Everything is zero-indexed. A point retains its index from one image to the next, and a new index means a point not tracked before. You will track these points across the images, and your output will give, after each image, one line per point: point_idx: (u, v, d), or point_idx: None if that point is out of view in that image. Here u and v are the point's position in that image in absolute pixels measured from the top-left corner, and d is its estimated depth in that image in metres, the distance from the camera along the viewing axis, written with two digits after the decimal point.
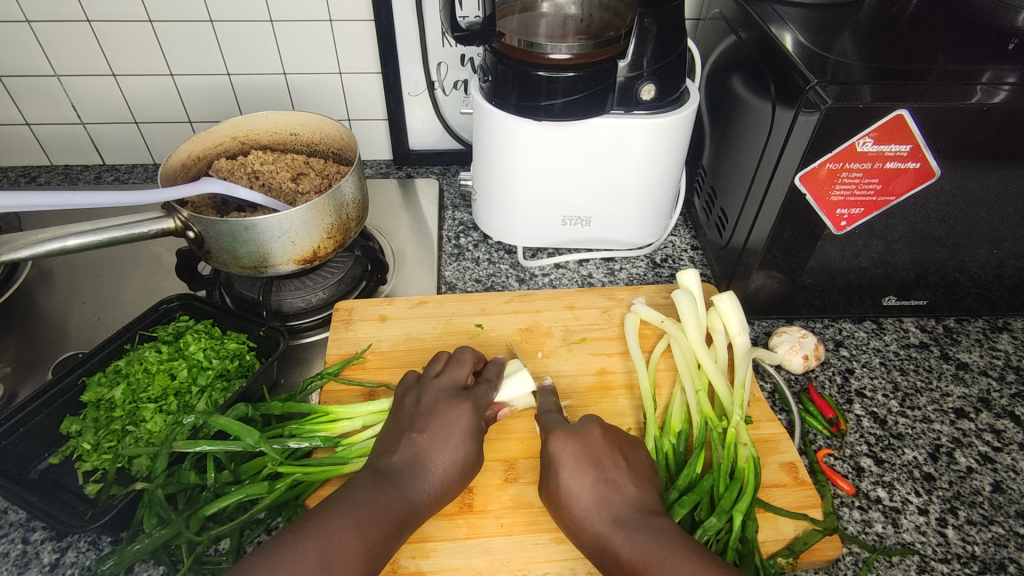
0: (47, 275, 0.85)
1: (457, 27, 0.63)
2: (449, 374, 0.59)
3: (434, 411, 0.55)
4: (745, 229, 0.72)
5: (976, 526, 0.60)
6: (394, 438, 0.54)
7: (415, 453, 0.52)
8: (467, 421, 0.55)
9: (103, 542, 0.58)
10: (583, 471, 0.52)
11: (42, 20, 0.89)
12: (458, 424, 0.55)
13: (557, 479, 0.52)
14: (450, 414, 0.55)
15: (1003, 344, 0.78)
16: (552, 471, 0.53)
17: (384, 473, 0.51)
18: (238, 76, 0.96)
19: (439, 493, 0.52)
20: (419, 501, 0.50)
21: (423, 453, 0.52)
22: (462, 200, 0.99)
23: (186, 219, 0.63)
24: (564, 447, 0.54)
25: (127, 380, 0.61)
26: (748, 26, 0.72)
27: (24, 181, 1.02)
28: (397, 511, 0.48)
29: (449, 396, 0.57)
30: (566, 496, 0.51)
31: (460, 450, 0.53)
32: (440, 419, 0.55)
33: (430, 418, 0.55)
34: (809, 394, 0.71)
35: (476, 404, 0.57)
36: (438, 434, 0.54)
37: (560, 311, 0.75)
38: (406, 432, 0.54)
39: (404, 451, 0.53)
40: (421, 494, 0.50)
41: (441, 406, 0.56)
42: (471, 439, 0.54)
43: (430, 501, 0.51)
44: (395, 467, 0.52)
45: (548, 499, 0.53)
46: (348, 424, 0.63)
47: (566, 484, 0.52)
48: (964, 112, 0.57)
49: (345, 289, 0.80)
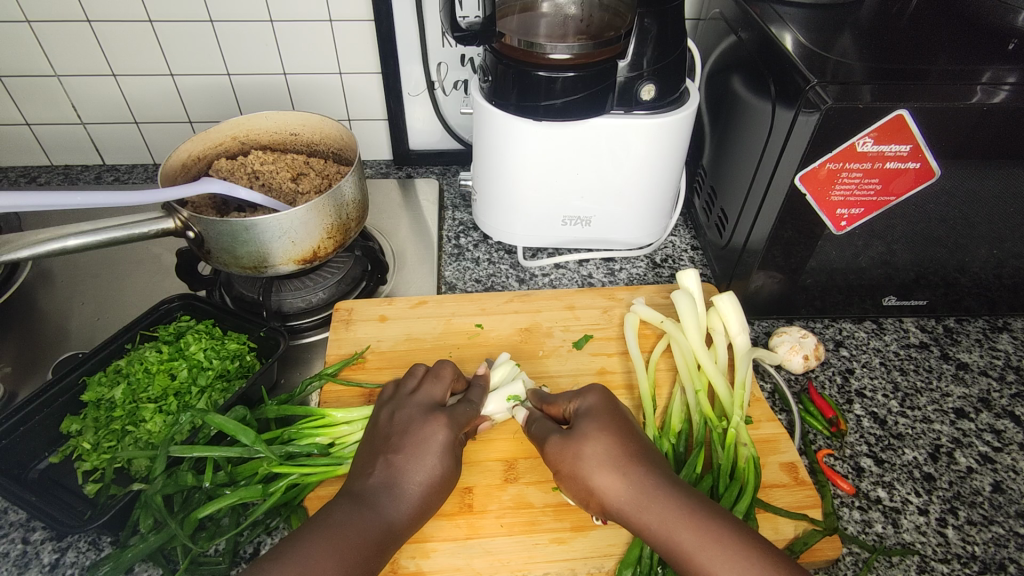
0: (47, 275, 0.84)
1: (457, 27, 0.63)
2: (425, 391, 0.59)
3: (408, 430, 0.55)
4: (745, 230, 0.72)
5: (976, 526, 0.60)
6: (371, 458, 0.54)
7: (391, 474, 0.52)
8: (443, 438, 0.54)
9: (103, 541, 0.58)
10: (615, 428, 0.54)
11: (42, 20, 0.89)
12: (433, 439, 0.54)
13: (603, 479, 0.50)
14: (424, 432, 0.54)
15: (1003, 344, 0.78)
16: (596, 472, 0.51)
17: (360, 496, 0.51)
18: (239, 76, 0.96)
19: (417, 511, 0.51)
20: (398, 519, 0.50)
21: (398, 472, 0.52)
22: (462, 200, 0.99)
23: (185, 219, 0.63)
24: (594, 407, 0.56)
25: (128, 380, 0.61)
26: (748, 26, 0.72)
27: (24, 180, 1.02)
28: (373, 533, 0.48)
29: (425, 413, 0.56)
30: (597, 452, 0.51)
31: (436, 467, 0.53)
32: (414, 438, 0.54)
33: (403, 439, 0.54)
34: (809, 394, 0.71)
35: (453, 419, 0.56)
36: (412, 452, 0.53)
37: (560, 311, 0.75)
38: (381, 451, 0.54)
39: (379, 473, 0.52)
40: (401, 513, 0.50)
41: (416, 422, 0.55)
42: (447, 455, 0.54)
43: (409, 521, 0.51)
44: (370, 488, 0.51)
45: (558, 453, 0.53)
46: (347, 427, 0.64)
47: (598, 434, 0.53)
48: (964, 112, 0.57)
49: (345, 289, 0.80)
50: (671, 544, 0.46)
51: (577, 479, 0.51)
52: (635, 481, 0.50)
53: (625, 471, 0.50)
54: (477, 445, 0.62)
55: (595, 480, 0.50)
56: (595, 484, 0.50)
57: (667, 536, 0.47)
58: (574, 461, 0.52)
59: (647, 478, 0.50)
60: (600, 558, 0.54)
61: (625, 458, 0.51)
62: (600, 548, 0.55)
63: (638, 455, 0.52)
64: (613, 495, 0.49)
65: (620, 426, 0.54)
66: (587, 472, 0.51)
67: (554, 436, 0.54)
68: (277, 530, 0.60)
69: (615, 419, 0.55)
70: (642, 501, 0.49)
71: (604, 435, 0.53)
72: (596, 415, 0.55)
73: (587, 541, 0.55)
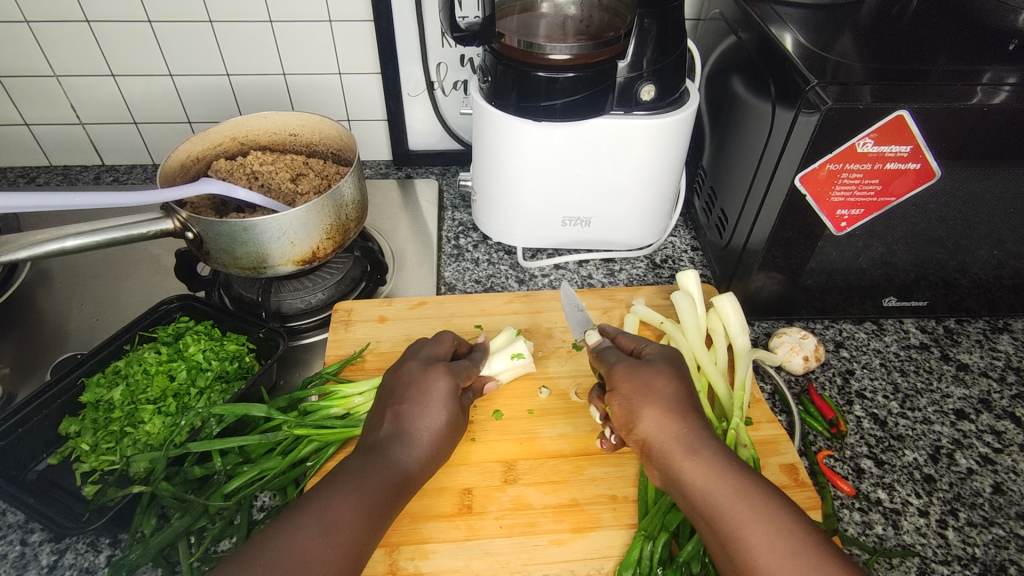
0: (46, 276, 0.84)
1: (456, 28, 0.62)
2: (427, 348, 0.61)
3: (411, 384, 0.56)
4: (745, 230, 0.72)
5: (976, 528, 0.60)
6: (379, 413, 0.55)
7: (398, 424, 0.54)
8: (444, 386, 0.56)
9: (102, 543, 0.58)
10: (684, 376, 0.55)
11: (41, 20, 0.88)
12: (434, 389, 0.56)
13: (654, 412, 0.52)
14: (428, 384, 0.56)
15: (1004, 344, 0.78)
16: (652, 405, 0.52)
17: (372, 446, 0.52)
18: (238, 76, 0.96)
19: (428, 457, 0.53)
20: (410, 465, 0.52)
21: (406, 422, 0.54)
22: (462, 201, 0.99)
23: (184, 219, 0.63)
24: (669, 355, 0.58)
25: (127, 381, 0.61)
26: (748, 26, 0.71)
27: (24, 181, 1.02)
28: (389, 476, 0.50)
29: (424, 366, 0.58)
30: (661, 391, 0.53)
31: (441, 414, 0.55)
32: (418, 390, 0.56)
33: (408, 391, 0.56)
34: (809, 394, 0.70)
35: (451, 370, 0.58)
36: (418, 402, 0.55)
37: (560, 312, 0.75)
38: (387, 405, 0.56)
39: (388, 425, 0.54)
40: (413, 459, 0.52)
41: (417, 375, 0.57)
42: (450, 403, 0.56)
43: (421, 465, 0.53)
44: (381, 439, 0.53)
45: (626, 378, 0.55)
46: (359, 398, 0.64)
47: (669, 376, 0.54)
48: (964, 113, 0.56)
49: (345, 289, 0.80)
50: (705, 485, 0.47)
51: (631, 404, 0.53)
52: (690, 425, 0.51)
53: (684, 415, 0.51)
54: (477, 445, 0.62)
55: (646, 411, 0.52)
56: (650, 415, 0.52)
57: (703, 479, 0.48)
58: (636, 389, 0.54)
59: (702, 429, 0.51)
60: (600, 560, 0.54)
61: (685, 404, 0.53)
62: (600, 550, 0.55)
63: (698, 407, 0.53)
64: (661, 431, 0.51)
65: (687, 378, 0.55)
66: (645, 401, 0.52)
67: (622, 362, 0.57)
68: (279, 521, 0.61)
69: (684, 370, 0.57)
70: (691, 444, 0.50)
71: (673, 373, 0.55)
72: (670, 362, 0.57)
73: (586, 543, 0.55)
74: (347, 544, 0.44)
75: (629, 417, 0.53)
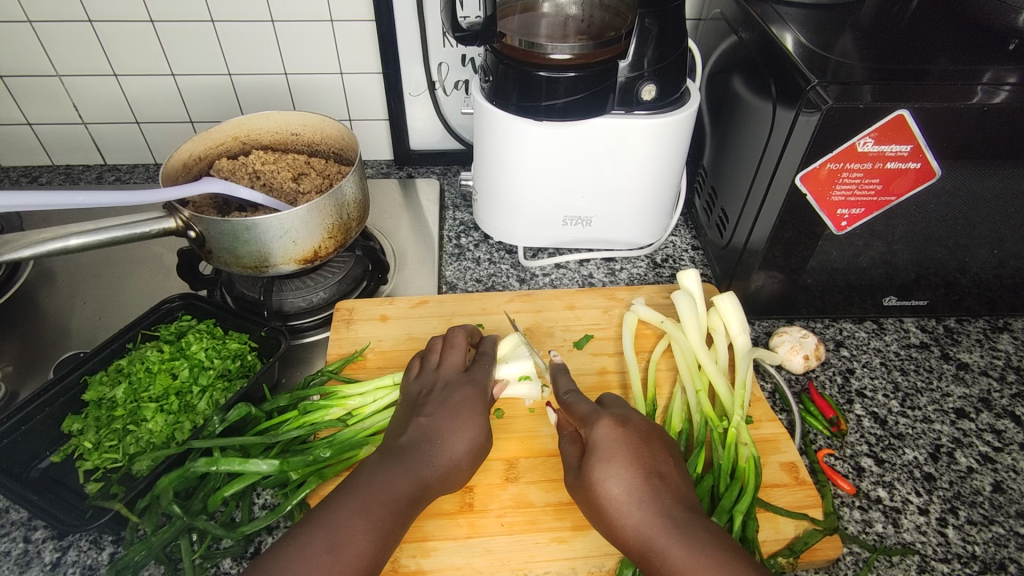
0: (47, 275, 0.85)
1: (457, 28, 0.63)
2: (449, 359, 0.62)
3: (438, 394, 0.58)
4: (745, 230, 0.73)
5: (976, 526, 0.60)
6: (403, 423, 0.57)
7: (420, 433, 0.54)
8: (469, 396, 0.58)
9: (104, 540, 0.58)
10: (627, 454, 0.52)
11: (43, 20, 0.89)
12: (460, 399, 0.57)
13: (612, 513, 0.49)
14: (452, 394, 0.58)
15: (1004, 344, 0.78)
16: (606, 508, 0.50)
17: (393, 455, 0.53)
18: (239, 76, 0.96)
19: (450, 468, 0.53)
20: (428, 475, 0.52)
21: (436, 430, 0.55)
22: (463, 200, 0.99)
23: (186, 218, 0.63)
24: (607, 433, 0.53)
25: (128, 380, 0.62)
26: (748, 26, 0.72)
27: (25, 180, 1.02)
28: (405, 487, 0.50)
29: (449, 378, 0.60)
30: (611, 462, 0.51)
31: (466, 422, 0.55)
32: (443, 400, 0.57)
33: (434, 402, 0.57)
34: (809, 394, 0.71)
35: (477, 383, 0.60)
36: (443, 412, 0.56)
37: (560, 311, 0.76)
38: (413, 416, 0.57)
39: (409, 436, 0.54)
40: (432, 470, 0.52)
41: (442, 389, 0.58)
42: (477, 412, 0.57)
43: (439, 477, 0.52)
44: (402, 448, 0.53)
45: (579, 481, 0.53)
46: (358, 399, 0.65)
47: (608, 466, 0.51)
48: (963, 112, 0.57)
49: (346, 288, 0.80)
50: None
51: (594, 512, 0.51)
52: (648, 516, 0.48)
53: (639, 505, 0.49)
54: None
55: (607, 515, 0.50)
56: (602, 494, 0.50)
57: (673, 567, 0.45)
58: (589, 491, 0.51)
59: (658, 515, 0.48)
60: (600, 558, 0.55)
61: (634, 492, 0.49)
62: (600, 548, 0.55)
63: (656, 486, 0.50)
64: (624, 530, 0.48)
65: (631, 453, 0.52)
66: (600, 503, 0.50)
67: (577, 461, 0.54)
68: (279, 530, 0.60)
69: (624, 442, 0.53)
70: (651, 540, 0.47)
71: (614, 465, 0.51)
72: (608, 443, 0.53)
73: (587, 541, 0.56)
74: (356, 560, 0.44)
75: (597, 520, 0.51)
